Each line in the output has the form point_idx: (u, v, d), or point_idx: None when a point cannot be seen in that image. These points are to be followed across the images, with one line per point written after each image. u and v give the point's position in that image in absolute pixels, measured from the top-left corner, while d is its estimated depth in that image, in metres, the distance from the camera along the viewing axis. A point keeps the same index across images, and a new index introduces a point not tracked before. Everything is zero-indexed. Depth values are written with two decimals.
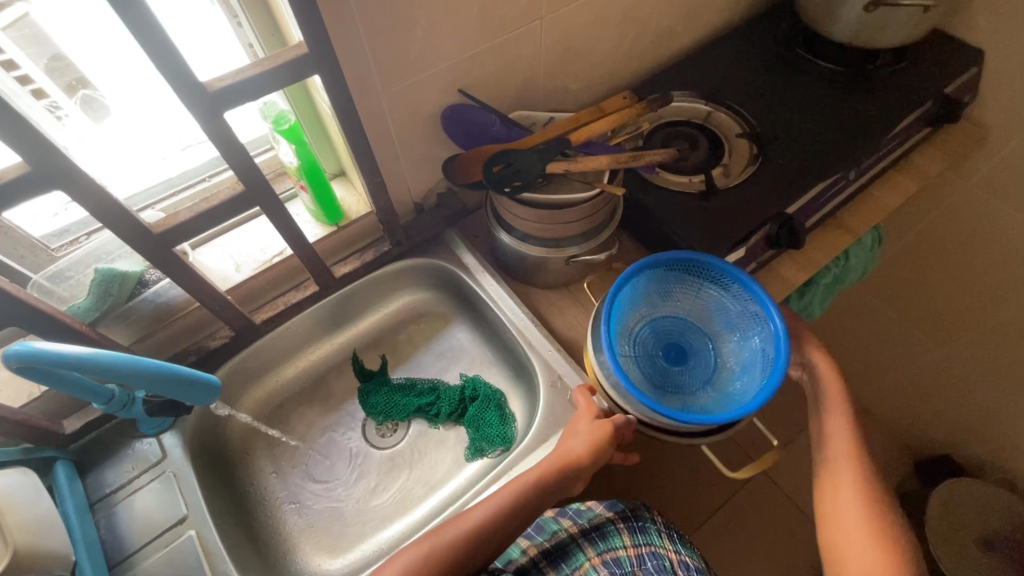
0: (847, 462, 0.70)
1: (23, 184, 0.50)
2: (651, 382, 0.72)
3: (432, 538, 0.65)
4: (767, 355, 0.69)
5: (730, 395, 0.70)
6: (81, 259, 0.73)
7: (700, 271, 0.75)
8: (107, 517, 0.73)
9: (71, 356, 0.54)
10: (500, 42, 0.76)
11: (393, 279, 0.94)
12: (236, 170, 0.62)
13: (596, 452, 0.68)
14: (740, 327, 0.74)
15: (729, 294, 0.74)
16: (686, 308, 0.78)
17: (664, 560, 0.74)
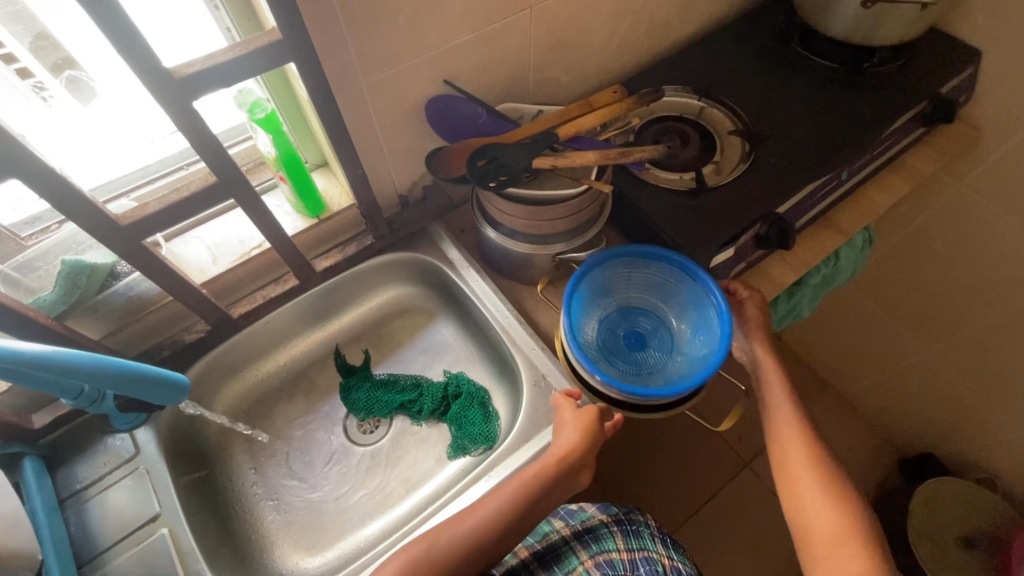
0: (797, 440, 0.70)
1: None
2: (629, 373, 0.77)
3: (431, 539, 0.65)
4: (711, 315, 0.76)
5: (695, 356, 0.77)
6: (49, 249, 0.70)
7: (627, 262, 0.81)
8: (77, 514, 0.71)
9: (26, 355, 0.52)
10: (487, 31, 0.74)
11: (376, 273, 0.92)
12: (208, 161, 0.59)
13: (591, 441, 0.68)
14: (676, 295, 0.81)
15: (655, 272, 0.81)
16: (628, 296, 0.85)
17: (656, 563, 0.74)
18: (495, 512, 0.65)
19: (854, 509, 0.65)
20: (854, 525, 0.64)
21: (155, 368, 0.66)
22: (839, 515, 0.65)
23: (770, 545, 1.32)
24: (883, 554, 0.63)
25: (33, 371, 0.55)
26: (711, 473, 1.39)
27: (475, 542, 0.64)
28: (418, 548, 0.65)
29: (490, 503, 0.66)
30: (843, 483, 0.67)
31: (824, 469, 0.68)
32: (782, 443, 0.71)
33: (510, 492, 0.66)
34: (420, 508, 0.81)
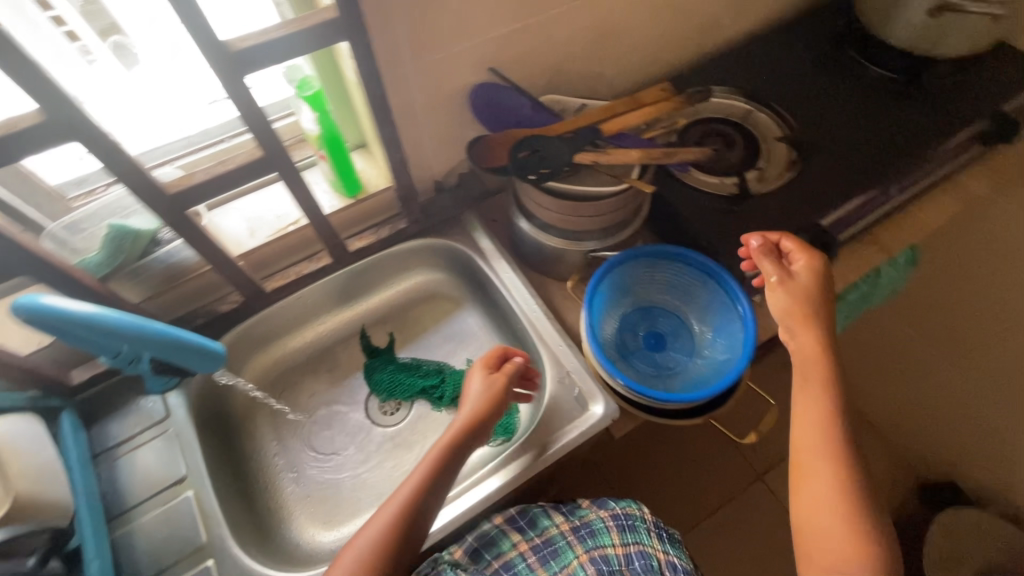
0: (828, 458, 0.63)
1: (37, 135, 0.49)
2: (648, 374, 0.76)
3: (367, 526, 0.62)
4: (734, 316, 0.74)
5: (715, 361, 0.75)
6: (95, 212, 0.71)
7: (650, 260, 0.79)
8: (108, 470, 0.73)
9: (76, 315, 0.55)
10: (538, 20, 0.73)
11: (405, 257, 0.92)
12: (256, 135, 0.60)
13: (497, 394, 0.71)
14: (698, 297, 0.79)
15: (678, 272, 0.79)
16: (648, 296, 0.82)
17: (652, 559, 0.73)
18: (417, 484, 0.64)
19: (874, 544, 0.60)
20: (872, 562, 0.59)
21: (192, 336, 0.66)
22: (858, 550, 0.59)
23: (778, 560, 1.30)
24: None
25: (81, 332, 0.57)
26: (724, 482, 1.38)
27: (406, 515, 0.62)
28: (363, 537, 0.61)
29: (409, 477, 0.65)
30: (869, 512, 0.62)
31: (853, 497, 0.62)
32: (813, 457, 0.64)
33: (427, 462, 0.66)
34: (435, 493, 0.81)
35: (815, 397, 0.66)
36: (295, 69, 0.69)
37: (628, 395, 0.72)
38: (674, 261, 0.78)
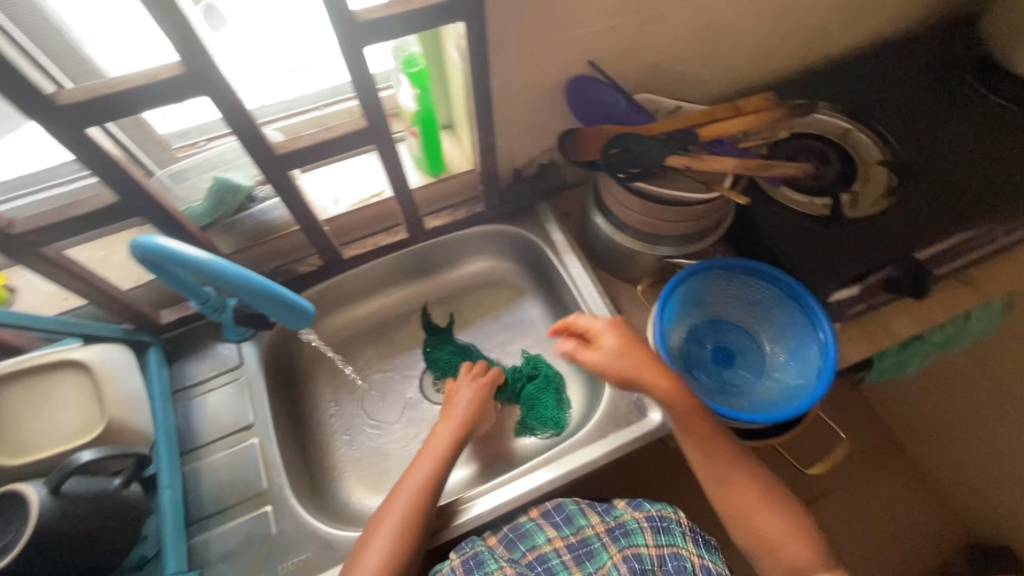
0: (766, 497, 0.64)
1: (172, 87, 0.51)
2: (713, 389, 0.75)
3: (389, 506, 0.64)
4: (812, 340, 0.72)
5: (787, 384, 0.73)
6: (199, 164, 0.75)
7: (728, 272, 0.78)
8: (183, 407, 0.78)
9: (184, 257, 0.57)
10: (643, 17, 0.71)
11: (476, 240, 0.93)
12: (364, 105, 0.61)
13: (485, 393, 0.80)
14: (773, 317, 0.77)
15: (755, 289, 0.77)
16: (720, 310, 0.81)
17: (685, 562, 0.65)
18: (434, 461, 0.69)
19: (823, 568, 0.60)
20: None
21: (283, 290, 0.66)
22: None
23: None
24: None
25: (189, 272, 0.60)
26: None
27: (433, 488, 0.66)
28: (387, 519, 0.63)
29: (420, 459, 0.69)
30: (803, 532, 0.63)
31: (800, 532, 0.62)
32: (750, 505, 0.64)
33: (442, 443, 0.71)
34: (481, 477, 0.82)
35: (720, 448, 0.64)
36: (404, 45, 0.70)
37: None
38: (753, 276, 0.77)
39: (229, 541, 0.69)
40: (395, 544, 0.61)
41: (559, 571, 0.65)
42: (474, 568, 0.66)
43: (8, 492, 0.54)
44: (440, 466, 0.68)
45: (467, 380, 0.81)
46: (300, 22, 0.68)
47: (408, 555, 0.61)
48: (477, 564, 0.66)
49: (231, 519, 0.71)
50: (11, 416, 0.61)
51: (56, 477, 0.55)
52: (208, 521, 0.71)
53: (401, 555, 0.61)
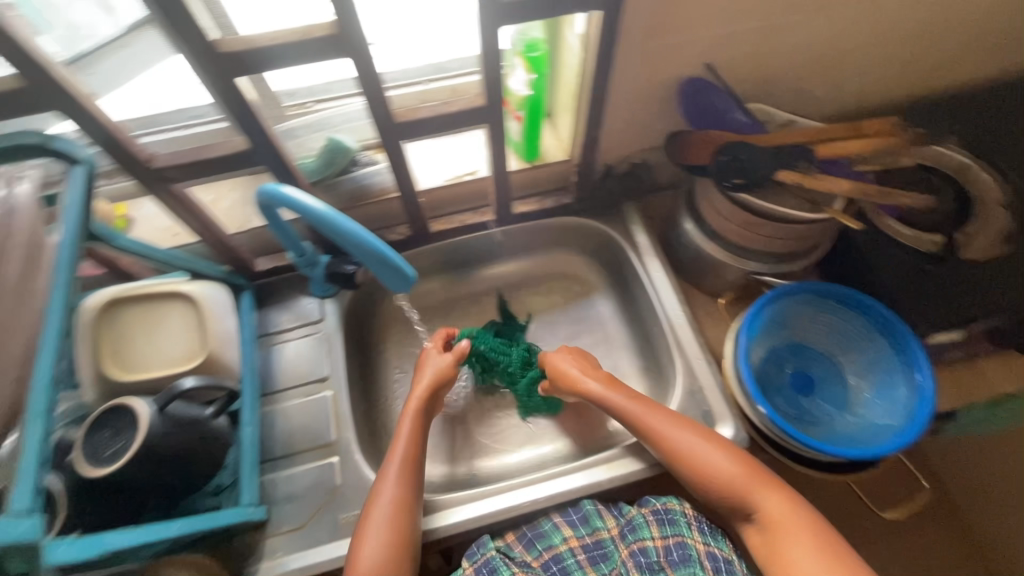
0: (746, 482, 0.63)
1: (319, 45, 0.53)
2: (789, 415, 0.73)
3: (371, 519, 0.62)
4: (906, 381, 0.69)
5: (872, 422, 0.70)
6: (308, 123, 0.78)
7: (821, 298, 0.75)
8: (266, 352, 0.82)
9: (301, 205, 0.58)
10: (770, 25, 0.69)
11: (557, 231, 0.93)
12: (487, 83, 0.62)
13: (452, 362, 0.75)
14: (864, 349, 0.74)
15: (846, 319, 0.75)
16: (804, 335, 0.78)
17: (692, 552, 0.64)
18: (405, 466, 0.66)
19: (780, 507, 0.61)
20: (794, 523, 0.60)
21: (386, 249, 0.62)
22: (775, 533, 0.60)
23: None
24: (832, 530, 0.60)
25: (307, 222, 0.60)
26: None
27: (411, 490, 0.65)
28: (375, 528, 0.62)
29: (390, 464, 0.67)
30: (756, 472, 0.63)
31: (764, 492, 0.62)
32: (730, 492, 0.63)
33: (405, 444, 0.68)
34: (534, 467, 0.82)
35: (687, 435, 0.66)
36: (528, 29, 0.70)
37: (767, 430, 0.69)
38: (847, 305, 0.74)
39: (296, 483, 0.73)
40: (391, 551, 0.61)
41: (574, 571, 0.64)
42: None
43: (121, 405, 0.58)
44: (409, 466, 0.66)
45: (429, 351, 0.77)
46: (440, 6, 0.65)
47: (403, 563, 0.61)
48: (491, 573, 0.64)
49: (298, 464, 0.74)
50: (124, 335, 0.65)
51: (163, 397, 0.59)
52: (276, 463, 0.74)
53: (396, 563, 0.60)
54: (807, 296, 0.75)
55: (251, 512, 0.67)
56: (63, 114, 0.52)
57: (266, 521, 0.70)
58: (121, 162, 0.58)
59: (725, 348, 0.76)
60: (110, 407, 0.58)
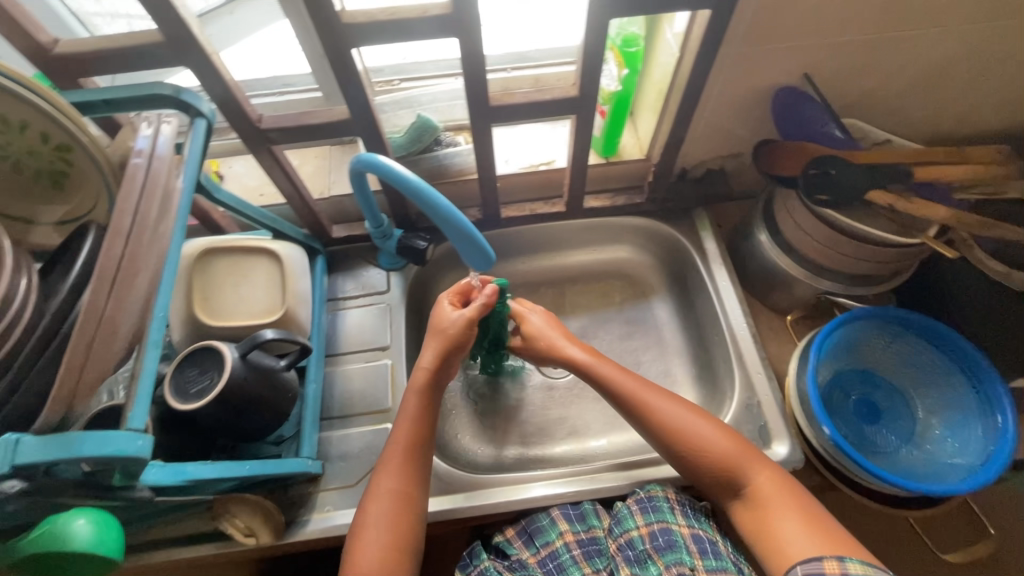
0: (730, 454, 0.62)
1: (432, 23, 0.54)
2: (851, 440, 0.71)
3: (369, 518, 0.60)
4: (985, 420, 0.66)
5: (943, 460, 0.67)
6: (393, 100, 0.83)
7: (898, 325, 0.73)
8: (332, 315, 0.86)
9: (392, 171, 0.60)
10: (880, 38, 0.66)
11: (622, 229, 0.94)
12: (584, 74, 0.63)
13: (469, 323, 0.68)
14: (941, 384, 0.72)
15: (922, 351, 0.72)
16: (875, 363, 0.76)
17: (677, 537, 0.62)
18: (401, 462, 0.63)
19: (767, 481, 0.60)
20: (780, 496, 0.59)
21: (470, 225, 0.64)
22: (761, 507, 0.59)
23: None
24: (818, 505, 0.60)
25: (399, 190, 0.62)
26: None
27: (416, 490, 0.63)
28: (372, 530, 0.59)
29: (386, 458, 0.64)
30: (742, 445, 0.63)
31: (747, 466, 0.62)
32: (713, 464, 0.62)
33: (404, 434, 0.65)
34: (576, 459, 0.83)
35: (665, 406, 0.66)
36: (626, 25, 0.73)
37: (829, 453, 0.68)
38: (927, 335, 0.71)
39: (351, 444, 0.76)
40: (390, 556, 0.58)
41: (570, 567, 0.63)
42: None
43: (210, 346, 0.62)
44: (409, 458, 0.64)
45: (444, 304, 0.70)
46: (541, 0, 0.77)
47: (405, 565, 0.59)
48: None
49: (354, 426, 0.77)
50: (215, 283, 0.69)
51: (246, 345, 0.62)
52: (333, 422, 0.77)
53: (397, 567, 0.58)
54: (883, 321, 0.73)
55: (309, 465, 0.69)
56: (190, 70, 0.56)
57: (320, 476, 0.73)
58: (233, 120, 0.62)
59: (790, 366, 0.75)
60: (199, 347, 0.63)
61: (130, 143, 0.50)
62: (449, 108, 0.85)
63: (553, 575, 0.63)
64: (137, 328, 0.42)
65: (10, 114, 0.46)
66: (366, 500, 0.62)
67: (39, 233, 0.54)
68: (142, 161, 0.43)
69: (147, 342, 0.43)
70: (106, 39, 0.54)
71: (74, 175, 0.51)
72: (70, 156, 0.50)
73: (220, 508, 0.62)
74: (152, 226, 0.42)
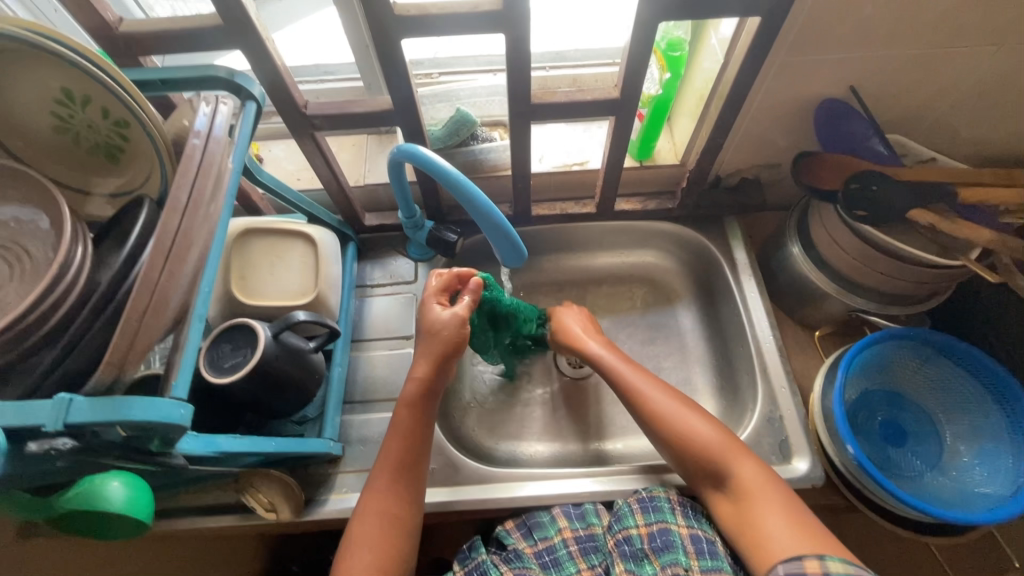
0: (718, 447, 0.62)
1: (483, 19, 0.55)
2: (874, 460, 0.70)
3: (359, 531, 0.60)
4: (1015, 451, 0.65)
5: (969, 488, 0.66)
6: (433, 93, 0.84)
7: (931, 348, 0.71)
8: (359, 302, 0.87)
9: (432, 162, 0.61)
10: (934, 54, 0.65)
11: (652, 233, 0.93)
12: (626, 77, 0.63)
13: (462, 322, 0.65)
14: (972, 411, 0.70)
15: (955, 375, 0.71)
16: (904, 384, 0.75)
17: (675, 537, 0.61)
18: (392, 473, 0.63)
19: (753, 476, 0.60)
20: (765, 492, 0.58)
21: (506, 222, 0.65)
22: (745, 500, 0.59)
23: None
24: (804, 505, 0.58)
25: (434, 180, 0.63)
26: None
27: (407, 507, 0.62)
28: (360, 544, 0.59)
29: (379, 468, 0.63)
30: (730, 441, 0.63)
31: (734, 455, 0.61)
32: (702, 457, 0.62)
33: (395, 445, 0.64)
34: (591, 460, 0.83)
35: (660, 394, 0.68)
36: (672, 28, 0.74)
37: (851, 472, 0.67)
38: (960, 361, 0.70)
39: (371, 429, 0.77)
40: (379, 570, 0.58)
41: (565, 562, 0.62)
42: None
43: (244, 324, 0.64)
44: (399, 471, 0.63)
45: (433, 304, 0.67)
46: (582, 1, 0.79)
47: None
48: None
49: (375, 411, 0.78)
50: (252, 263, 0.71)
51: (279, 325, 0.64)
52: (355, 406, 0.79)
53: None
54: (915, 342, 0.71)
55: (331, 447, 0.71)
56: (244, 54, 0.57)
57: (340, 457, 0.74)
58: (279, 105, 0.63)
59: (815, 382, 0.74)
60: (233, 324, 0.64)
61: (184, 120, 0.51)
62: (486, 103, 0.86)
63: (549, 568, 0.62)
64: (185, 303, 0.44)
65: (76, 89, 0.49)
66: (358, 513, 0.62)
67: (93, 205, 0.56)
68: (200, 141, 0.44)
69: (192, 316, 0.45)
70: (167, 20, 0.56)
71: (130, 150, 0.53)
72: (127, 131, 0.51)
73: (245, 481, 0.64)
74: (206, 202, 0.43)
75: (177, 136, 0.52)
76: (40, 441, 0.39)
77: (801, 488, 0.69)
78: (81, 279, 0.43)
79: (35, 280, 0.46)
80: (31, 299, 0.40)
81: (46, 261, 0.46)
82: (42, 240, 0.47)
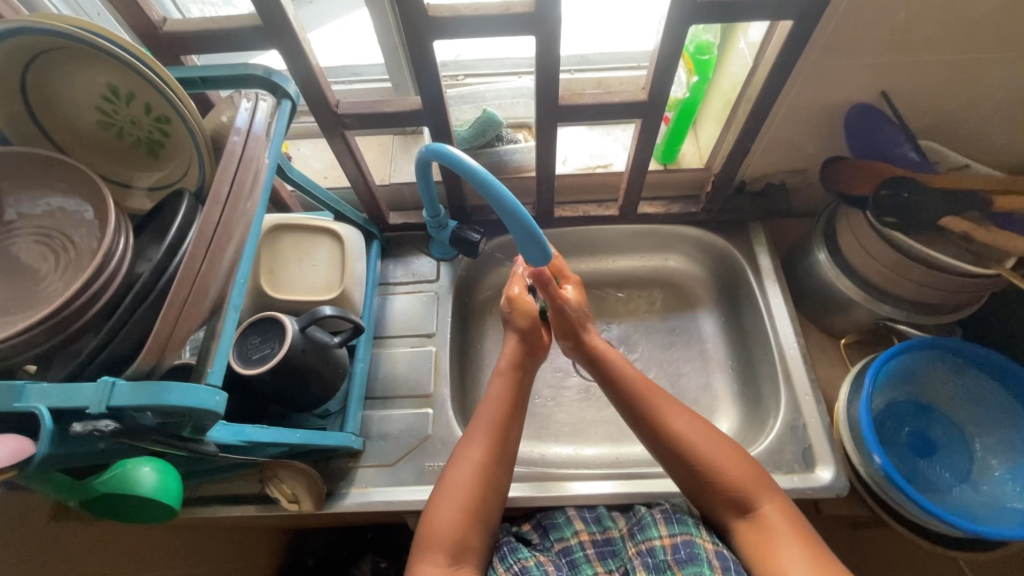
0: (738, 473, 0.61)
1: (515, 20, 0.56)
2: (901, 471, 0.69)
3: (447, 484, 0.62)
4: None
5: (1001, 503, 0.64)
6: (459, 95, 0.86)
7: (961, 358, 0.70)
8: (382, 299, 0.88)
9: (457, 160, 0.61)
10: (968, 59, 0.64)
11: (675, 237, 0.93)
12: (653, 81, 0.64)
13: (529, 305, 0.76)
14: (1005, 426, 0.69)
15: (986, 386, 0.70)
16: (932, 396, 0.73)
17: (699, 550, 0.59)
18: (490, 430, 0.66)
19: (777, 510, 0.59)
20: (789, 529, 0.57)
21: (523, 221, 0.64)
22: (767, 531, 0.58)
23: None
24: (825, 545, 0.56)
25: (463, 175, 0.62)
26: None
27: (496, 462, 0.64)
28: (446, 497, 0.61)
29: (479, 425, 0.67)
30: (760, 472, 0.62)
31: (755, 479, 0.61)
32: (720, 482, 0.61)
33: (492, 402, 0.69)
34: (610, 462, 0.82)
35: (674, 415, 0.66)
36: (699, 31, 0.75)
37: (882, 482, 0.65)
38: (989, 371, 0.69)
39: (392, 424, 0.78)
40: (465, 519, 0.59)
41: (582, 565, 0.61)
42: (507, 553, 0.63)
43: (272, 316, 0.65)
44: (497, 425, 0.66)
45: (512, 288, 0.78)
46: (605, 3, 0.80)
47: (479, 530, 0.60)
48: (511, 550, 0.63)
49: (395, 407, 0.79)
50: (281, 259, 0.72)
51: (305, 319, 0.64)
52: (376, 402, 0.80)
53: (470, 528, 0.59)
54: (943, 353, 0.70)
55: (352, 440, 0.72)
56: (281, 53, 0.59)
57: (361, 452, 0.75)
58: (314, 104, 0.65)
59: (839, 396, 0.72)
60: (261, 317, 0.66)
61: (222, 117, 0.52)
62: (511, 105, 0.87)
63: (565, 570, 0.61)
64: (220, 293, 0.45)
65: (121, 86, 0.51)
66: (451, 464, 0.64)
67: (133, 198, 0.57)
68: (240, 138, 0.46)
69: (228, 305, 0.46)
70: (209, 20, 0.57)
71: (170, 145, 0.55)
72: (168, 127, 0.53)
73: (270, 472, 0.65)
74: (245, 196, 0.45)
75: (214, 132, 0.54)
76: (84, 422, 0.40)
77: (824, 497, 0.68)
78: (121, 271, 0.44)
79: (77, 269, 0.47)
80: (73, 289, 0.42)
81: (88, 250, 0.48)
82: (86, 229, 0.48)
